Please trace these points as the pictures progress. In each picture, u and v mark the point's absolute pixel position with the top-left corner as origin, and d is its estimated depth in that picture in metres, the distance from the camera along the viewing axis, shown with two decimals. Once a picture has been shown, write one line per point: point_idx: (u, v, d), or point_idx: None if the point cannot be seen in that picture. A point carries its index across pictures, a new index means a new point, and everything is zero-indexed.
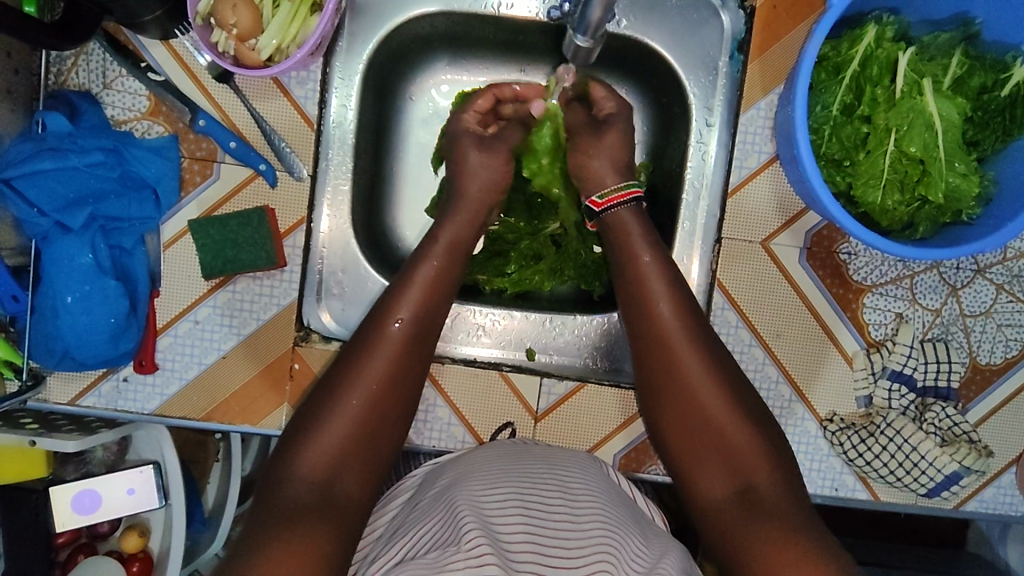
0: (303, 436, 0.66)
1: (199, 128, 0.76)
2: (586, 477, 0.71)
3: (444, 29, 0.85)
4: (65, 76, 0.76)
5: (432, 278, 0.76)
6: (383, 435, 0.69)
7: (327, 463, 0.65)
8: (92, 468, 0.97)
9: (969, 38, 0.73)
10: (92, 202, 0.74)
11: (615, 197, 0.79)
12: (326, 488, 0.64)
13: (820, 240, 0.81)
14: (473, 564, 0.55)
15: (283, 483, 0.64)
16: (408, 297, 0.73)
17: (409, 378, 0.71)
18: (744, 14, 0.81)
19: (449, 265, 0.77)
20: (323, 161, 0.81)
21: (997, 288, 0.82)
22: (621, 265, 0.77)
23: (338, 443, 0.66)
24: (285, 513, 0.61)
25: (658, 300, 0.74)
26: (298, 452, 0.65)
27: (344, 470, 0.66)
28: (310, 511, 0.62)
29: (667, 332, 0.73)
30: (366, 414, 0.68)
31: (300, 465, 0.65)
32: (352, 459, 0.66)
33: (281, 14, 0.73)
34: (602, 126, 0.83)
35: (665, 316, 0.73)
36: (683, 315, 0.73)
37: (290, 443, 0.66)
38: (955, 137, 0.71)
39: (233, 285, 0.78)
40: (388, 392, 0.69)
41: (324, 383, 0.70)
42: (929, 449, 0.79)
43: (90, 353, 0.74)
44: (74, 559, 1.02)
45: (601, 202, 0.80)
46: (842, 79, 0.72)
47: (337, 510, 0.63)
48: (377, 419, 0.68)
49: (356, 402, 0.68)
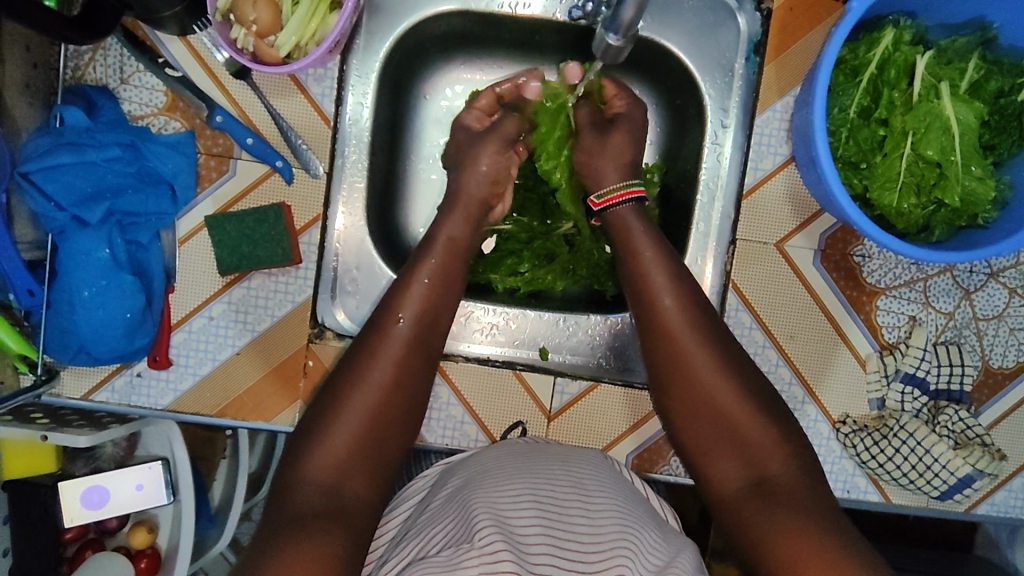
0: (317, 434, 0.66)
1: (216, 124, 0.76)
2: (599, 475, 0.71)
3: (460, 28, 0.86)
4: (83, 71, 0.76)
5: (438, 275, 0.76)
6: (394, 436, 0.69)
7: (342, 462, 0.65)
8: (101, 463, 0.97)
9: (986, 42, 0.74)
10: (110, 197, 0.74)
11: (623, 193, 0.80)
12: (340, 485, 0.64)
13: (834, 242, 0.81)
14: (487, 560, 0.55)
15: (298, 483, 0.64)
16: (413, 296, 0.73)
17: (417, 375, 0.71)
18: (760, 15, 0.81)
19: (452, 263, 0.78)
20: (339, 159, 0.81)
21: (1010, 292, 0.82)
22: (628, 263, 0.77)
23: (351, 443, 0.66)
24: (297, 517, 0.61)
25: (660, 297, 0.74)
26: (314, 449, 0.65)
27: (357, 471, 0.65)
28: (327, 516, 0.61)
29: (676, 330, 0.73)
30: (380, 415, 0.68)
31: (315, 463, 0.64)
32: (363, 460, 0.66)
33: (300, 11, 0.72)
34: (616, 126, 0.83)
35: (669, 314, 0.73)
36: (691, 313, 0.73)
37: (303, 440, 0.66)
38: (972, 140, 0.71)
39: (248, 282, 0.78)
40: (392, 393, 0.69)
41: (333, 380, 0.70)
42: (942, 452, 0.79)
43: (106, 348, 0.74)
44: (81, 556, 1.00)
45: (601, 201, 0.81)
46: (859, 82, 0.73)
47: (348, 514, 0.62)
48: (388, 419, 0.68)
49: (366, 401, 0.68)
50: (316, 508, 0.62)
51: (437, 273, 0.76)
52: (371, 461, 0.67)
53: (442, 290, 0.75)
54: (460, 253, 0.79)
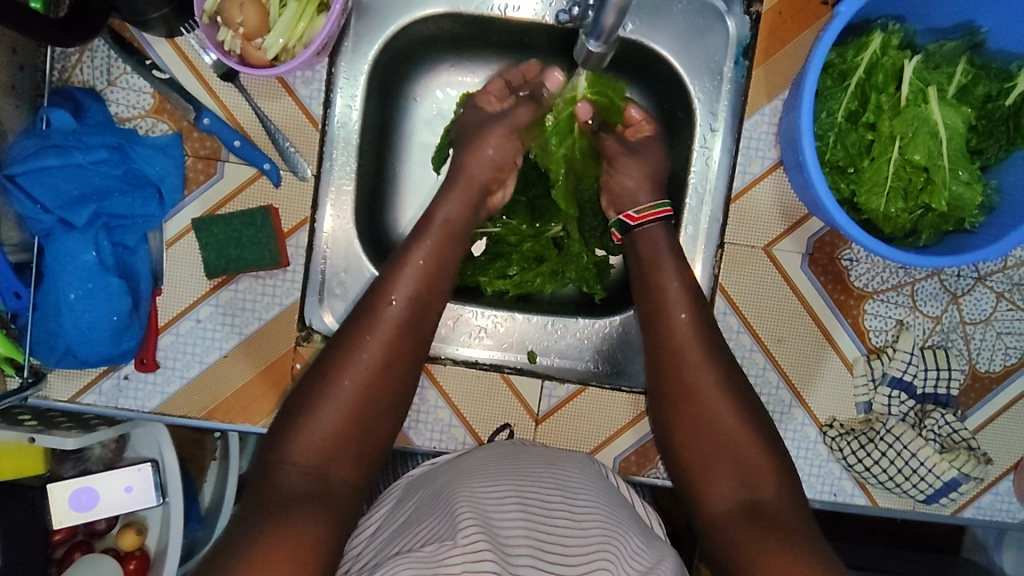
0: (301, 417, 0.66)
1: (204, 126, 0.76)
2: (585, 477, 0.72)
3: (450, 31, 0.86)
4: (70, 73, 0.76)
5: (431, 260, 0.75)
6: (383, 421, 0.69)
7: (329, 445, 0.66)
8: (90, 466, 0.96)
9: (974, 46, 0.74)
10: (96, 200, 0.74)
11: (651, 213, 0.80)
12: (325, 469, 0.65)
13: (822, 246, 0.81)
14: (470, 558, 0.55)
15: (280, 464, 0.64)
16: (407, 278, 0.73)
17: (405, 365, 0.71)
18: (749, 19, 0.81)
19: (447, 249, 0.77)
20: (327, 161, 0.81)
21: (998, 296, 0.83)
22: (647, 281, 0.78)
23: (340, 424, 0.66)
24: (281, 500, 0.61)
25: (675, 311, 0.75)
26: (297, 434, 0.65)
27: (342, 453, 0.66)
28: (314, 498, 0.62)
29: (681, 339, 0.74)
30: (366, 399, 0.68)
31: (297, 449, 0.65)
32: (350, 442, 0.67)
33: (287, 13, 0.73)
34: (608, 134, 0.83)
35: (678, 324, 0.74)
36: (703, 332, 0.74)
37: (286, 426, 0.66)
38: (959, 146, 0.72)
39: (235, 285, 0.78)
40: (383, 376, 0.69)
41: (317, 366, 0.70)
42: (928, 455, 0.79)
43: (92, 350, 0.74)
44: (70, 557, 1.00)
45: (636, 217, 0.80)
46: (847, 86, 0.73)
47: (332, 498, 0.64)
48: (377, 398, 0.69)
49: (357, 388, 0.68)
50: (301, 491, 0.63)
51: (431, 255, 0.76)
52: (358, 443, 0.67)
53: (435, 276, 0.75)
54: (452, 243, 0.78)
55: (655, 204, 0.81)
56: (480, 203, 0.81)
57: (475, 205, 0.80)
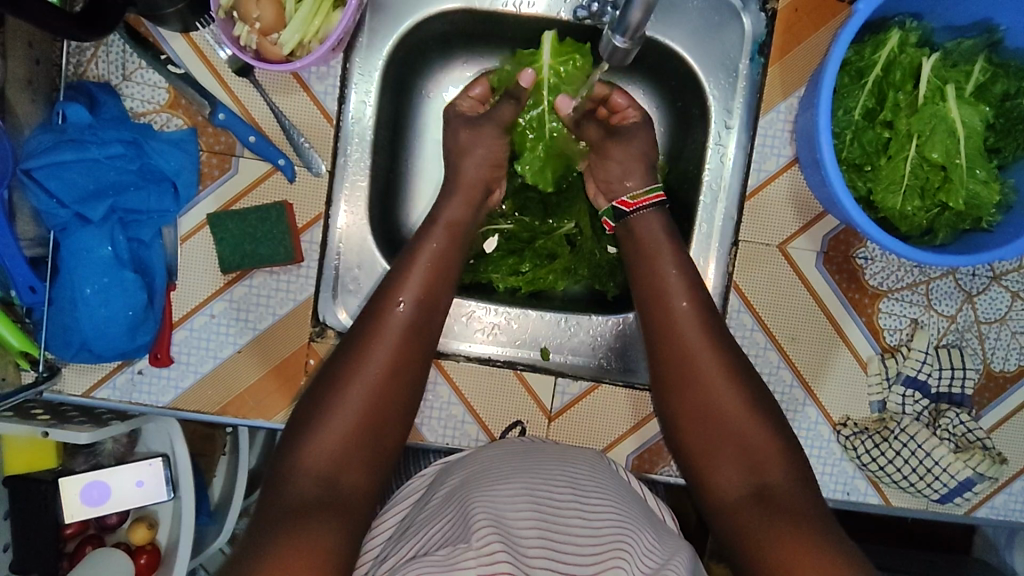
0: (315, 419, 0.66)
1: (218, 121, 0.76)
2: (596, 475, 0.71)
3: (463, 27, 0.85)
4: (85, 68, 0.76)
5: (434, 266, 0.75)
6: (393, 424, 0.69)
7: (341, 448, 0.66)
8: (102, 459, 0.97)
9: (992, 44, 0.73)
10: (112, 195, 0.75)
11: (648, 198, 0.79)
12: (335, 477, 0.65)
13: (837, 244, 0.81)
14: (484, 561, 0.55)
15: (294, 472, 0.64)
16: (411, 284, 0.73)
17: (414, 366, 0.71)
18: (765, 16, 0.81)
19: (450, 254, 0.77)
20: (341, 157, 0.81)
21: (1013, 296, 0.82)
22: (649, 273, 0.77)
23: (352, 429, 0.66)
24: (292, 508, 0.62)
25: (674, 303, 0.74)
26: (311, 436, 0.66)
27: (353, 459, 0.66)
28: (324, 506, 0.62)
29: (688, 339, 0.73)
30: (374, 406, 0.68)
31: (310, 457, 0.65)
32: (362, 447, 0.67)
33: (304, 8, 0.72)
34: (623, 131, 0.82)
35: (679, 324, 0.73)
36: (700, 326, 0.73)
37: (301, 427, 0.67)
38: (977, 143, 0.71)
39: (250, 280, 0.78)
40: (391, 382, 0.69)
41: (327, 372, 0.70)
42: (942, 455, 0.79)
43: (108, 345, 0.75)
44: (81, 551, 1.00)
45: (632, 203, 0.79)
46: (865, 84, 0.72)
47: (344, 507, 0.63)
48: (385, 406, 0.68)
49: (368, 390, 0.68)
50: (313, 498, 0.63)
51: (435, 262, 0.75)
52: (369, 447, 0.67)
53: (437, 282, 0.74)
54: (459, 238, 0.78)
55: (646, 190, 0.80)
56: (479, 204, 0.81)
57: (476, 204, 0.81)
